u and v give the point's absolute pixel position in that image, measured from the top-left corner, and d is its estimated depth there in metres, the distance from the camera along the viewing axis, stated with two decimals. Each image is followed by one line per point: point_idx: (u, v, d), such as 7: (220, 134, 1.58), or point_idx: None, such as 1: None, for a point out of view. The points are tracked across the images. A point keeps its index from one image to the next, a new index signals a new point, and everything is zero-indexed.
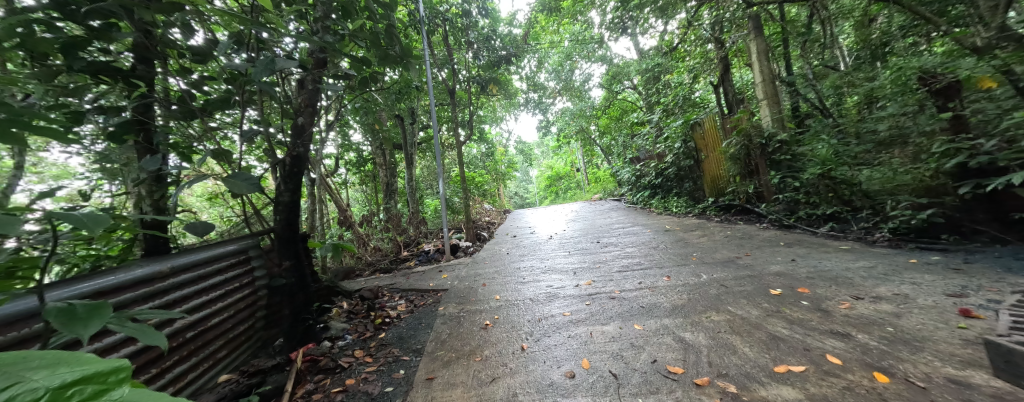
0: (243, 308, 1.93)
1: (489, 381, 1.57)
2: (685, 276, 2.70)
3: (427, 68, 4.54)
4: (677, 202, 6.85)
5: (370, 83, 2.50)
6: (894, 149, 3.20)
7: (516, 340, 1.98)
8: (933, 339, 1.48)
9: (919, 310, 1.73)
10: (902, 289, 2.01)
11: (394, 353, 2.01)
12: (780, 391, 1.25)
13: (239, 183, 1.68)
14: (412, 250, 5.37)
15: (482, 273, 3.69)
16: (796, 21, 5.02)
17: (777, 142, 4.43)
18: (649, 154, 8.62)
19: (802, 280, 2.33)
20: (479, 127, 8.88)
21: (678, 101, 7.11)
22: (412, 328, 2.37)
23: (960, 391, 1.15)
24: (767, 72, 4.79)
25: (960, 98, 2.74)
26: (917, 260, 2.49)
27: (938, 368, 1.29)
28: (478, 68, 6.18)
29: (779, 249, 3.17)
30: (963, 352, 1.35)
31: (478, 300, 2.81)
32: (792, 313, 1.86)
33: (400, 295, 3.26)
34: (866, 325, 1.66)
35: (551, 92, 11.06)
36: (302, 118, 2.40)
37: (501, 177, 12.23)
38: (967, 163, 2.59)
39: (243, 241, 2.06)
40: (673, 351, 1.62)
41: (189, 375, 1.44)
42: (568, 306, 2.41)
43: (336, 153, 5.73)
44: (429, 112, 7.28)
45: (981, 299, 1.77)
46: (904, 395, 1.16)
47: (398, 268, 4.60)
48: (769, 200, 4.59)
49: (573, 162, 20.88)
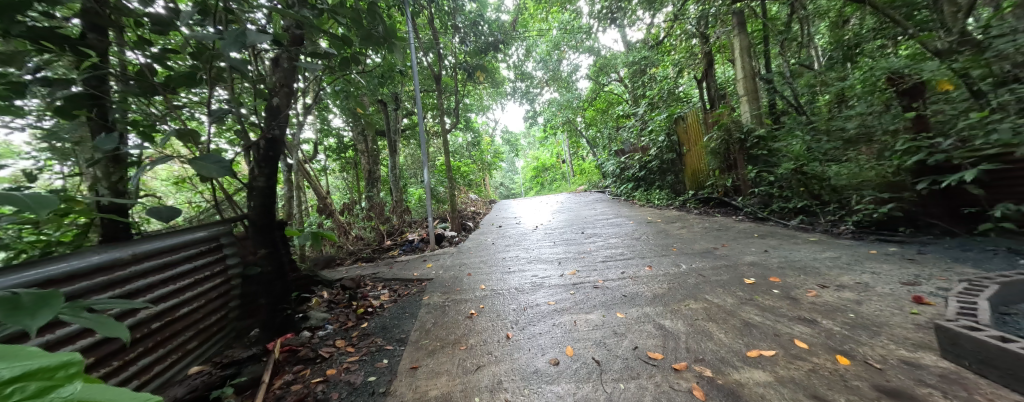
0: (216, 298, 1.84)
1: (473, 370, 1.57)
2: (666, 266, 2.80)
3: (413, 51, 4.39)
4: (658, 194, 7.09)
5: (351, 65, 2.36)
6: (860, 146, 3.35)
7: (501, 328, 1.99)
8: (889, 324, 1.59)
9: (878, 297, 1.86)
10: (863, 277, 2.15)
11: (376, 342, 1.99)
12: (752, 375, 1.32)
13: (208, 167, 1.56)
14: (395, 239, 5.29)
15: (467, 263, 3.69)
16: (777, 19, 5.16)
17: (755, 138, 4.60)
18: (633, 147, 8.79)
19: (773, 269, 2.46)
20: (465, 115, 8.76)
21: (663, 95, 7.22)
22: (396, 318, 2.35)
23: (912, 372, 1.25)
24: (748, 69, 4.90)
25: (924, 98, 2.93)
26: (876, 251, 2.67)
27: (892, 350, 1.39)
28: (465, 55, 6.05)
29: (752, 241, 3.32)
30: (915, 336, 1.47)
31: (463, 289, 2.81)
32: (764, 301, 1.96)
33: (383, 284, 3.24)
34: (830, 311, 1.76)
35: (539, 82, 10.93)
36: (277, 99, 2.27)
37: (487, 167, 12.15)
38: (925, 161, 2.77)
39: (214, 228, 1.93)
40: (652, 338, 1.68)
41: (155, 367, 1.37)
42: (553, 295, 2.45)
43: (315, 138, 5.51)
44: (414, 98, 7.15)
45: (932, 287, 1.92)
46: (862, 376, 1.25)
47: (381, 257, 4.54)
48: (745, 193, 4.80)
49: (558, 154, 21.02)
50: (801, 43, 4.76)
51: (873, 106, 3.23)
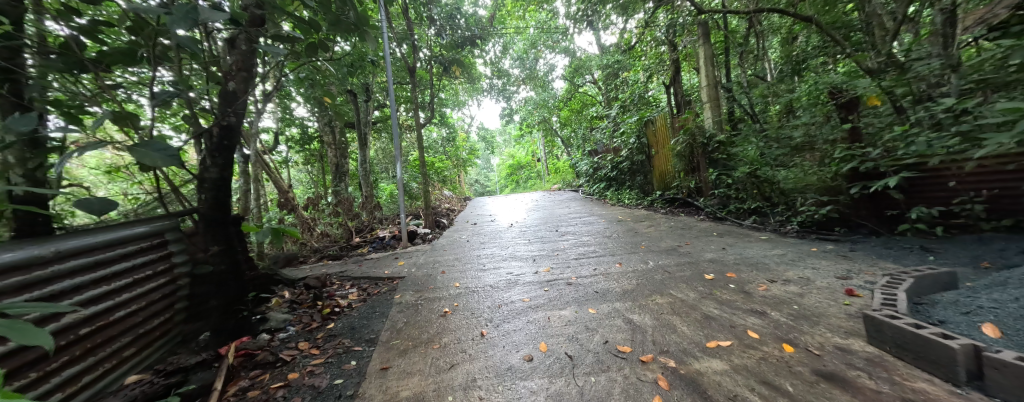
0: (159, 299, 1.67)
1: (447, 368, 1.56)
2: (635, 263, 2.93)
3: (386, 41, 4.23)
4: (629, 194, 7.39)
5: (319, 51, 2.23)
6: (805, 153, 3.69)
7: (475, 326, 1.99)
8: (826, 314, 1.77)
9: (818, 290, 2.06)
10: (806, 272, 2.38)
11: (343, 344, 1.91)
12: (710, 364, 1.42)
13: (151, 155, 1.40)
14: (365, 236, 5.10)
15: (441, 261, 3.63)
16: (736, 33, 5.54)
17: (716, 142, 4.95)
18: (605, 148, 9.06)
19: (730, 266, 2.65)
20: (440, 110, 8.58)
21: (634, 99, 7.49)
22: (365, 318, 2.27)
23: (844, 356, 1.40)
24: (711, 78, 5.26)
25: (858, 112, 3.26)
26: (817, 248, 2.96)
27: (829, 338, 1.55)
28: (441, 48, 5.92)
29: (712, 239, 3.55)
30: (847, 324, 1.65)
31: (436, 287, 2.77)
32: (722, 295, 2.11)
33: (351, 283, 3.13)
34: (778, 304, 1.93)
35: (515, 80, 10.94)
36: (233, 84, 2.11)
37: (462, 163, 12.00)
38: (858, 168, 3.08)
39: (156, 223, 1.74)
40: (621, 332, 1.76)
41: (83, 378, 1.21)
42: (527, 292, 2.48)
43: (275, 127, 5.15)
44: (386, 90, 6.89)
45: (861, 280, 2.16)
46: (804, 362, 1.39)
47: (349, 255, 4.36)
48: (707, 194, 5.14)
49: (534, 153, 21.18)
50: (757, 56, 5.15)
51: (816, 117, 3.60)
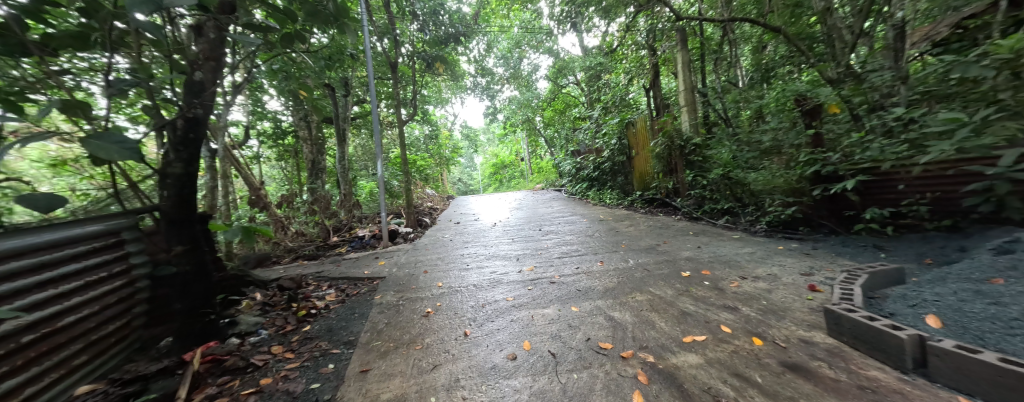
0: (115, 304, 1.55)
1: (429, 369, 1.54)
2: (616, 261, 3.00)
3: (366, 34, 4.12)
4: (610, 194, 7.56)
5: (295, 42, 2.15)
6: (772, 157, 3.88)
7: (459, 326, 1.98)
8: (791, 308, 1.89)
9: (784, 286, 2.19)
10: (773, 269, 2.52)
11: (320, 346, 1.84)
12: (686, 358, 1.48)
13: (105, 147, 1.30)
14: (343, 235, 4.94)
15: (423, 260, 3.57)
16: (711, 40, 5.79)
17: (693, 145, 5.14)
18: (588, 148, 9.21)
19: (705, 263, 2.76)
20: (423, 107, 8.45)
21: (615, 101, 7.66)
22: (344, 319, 2.21)
23: (807, 348, 1.50)
24: (688, 82, 5.42)
25: (820, 119, 3.41)
26: (783, 246, 3.14)
27: (794, 331, 1.65)
28: (423, 44, 5.82)
29: (688, 238, 3.69)
30: (809, 317, 1.77)
31: (419, 287, 2.73)
32: (697, 292, 2.20)
33: (328, 283, 3.03)
34: (748, 299, 2.04)
35: (499, 79, 10.94)
36: (200, 73, 1.97)
37: (445, 161, 11.85)
38: (820, 171, 3.28)
39: (112, 221, 1.61)
40: (603, 329, 1.80)
41: (27, 391, 1.09)
42: (511, 291, 2.49)
43: (246, 120, 4.89)
44: (366, 85, 6.71)
45: (822, 277, 2.31)
46: (771, 354, 1.47)
47: (326, 255, 4.21)
48: (683, 195, 5.33)
49: (517, 152, 21.24)
50: (730, 63, 5.41)
51: (783, 123, 3.79)
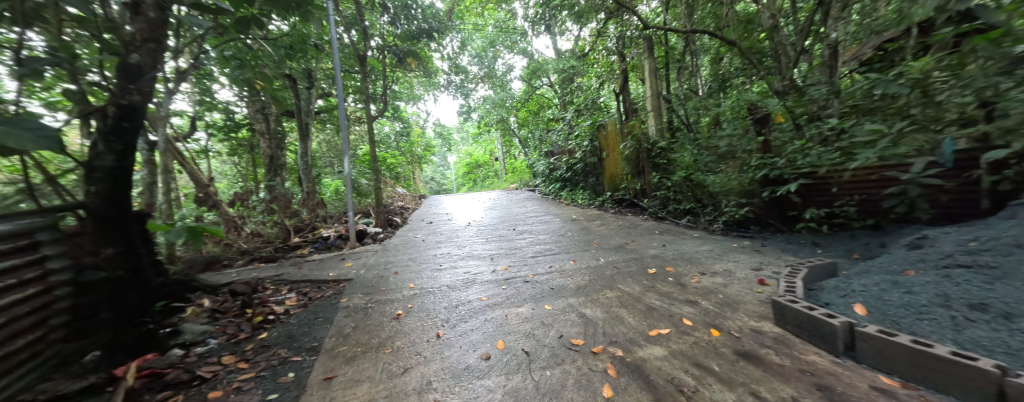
0: (24, 315, 1.20)
1: (400, 373, 1.49)
2: (587, 259, 3.09)
3: (332, 24, 3.91)
4: (582, 195, 7.76)
5: (252, 28, 2.00)
6: (728, 161, 4.21)
7: (431, 327, 1.94)
8: (744, 301, 2.05)
9: (738, 281, 2.37)
10: (729, 265, 2.72)
11: (279, 354, 1.72)
12: (652, 351, 1.55)
13: (15, 133, 1.13)
14: (305, 235, 4.66)
15: (393, 261, 3.46)
16: (675, 50, 6.13)
17: (659, 148, 5.41)
18: (561, 149, 9.39)
19: (669, 261, 2.92)
20: (394, 103, 8.18)
21: (587, 104, 7.87)
22: (306, 325, 2.08)
23: (757, 337, 1.63)
24: (655, 88, 5.72)
25: (769, 127, 3.76)
26: (737, 244, 3.40)
27: (746, 322, 1.79)
28: (395, 37, 5.64)
29: (654, 236, 3.88)
30: (759, 309, 1.93)
31: (389, 288, 2.64)
32: (662, 288, 2.32)
33: (289, 287, 2.85)
34: (707, 294, 2.18)
35: (473, 77, 10.85)
36: (136, 55, 1.75)
37: (417, 160, 11.55)
38: (769, 175, 3.59)
39: (24, 220, 1.27)
40: (576, 326, 1.84)
41: None
42: (485, 291, 2.48)
43: (192, 109, 4.46)
44: (331, 77, 6.37)
45: (770, 271, 2.53)
46: (727, 344, 1.59)
47: (286, 256, 3.95)
48: (650, 196, 5.60)
49: (491, 151, 21.17)
50: (692, 72, 5.76)
51: (737, 129, 4.11)
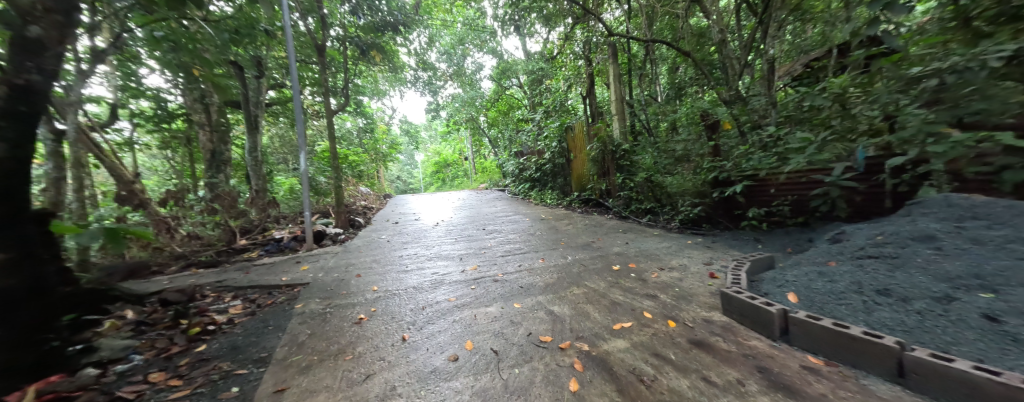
0: None
1: (362, 380, 1.41)
2: (556, 258, 3.15)
3: (286, 9, 3.61)
4: (550, 194, 7.91)
5: (189, 6, 1.79)
6: (683, 163, 4.52)
7: (396, 331, 1.86)
8: (697, 293, 2.20)
9: (692, 275, 2.55)
10: (685, 261, 2.91)
11: (220, 368, 1.56)
12: (616, 344, 1.62)
13: None
14: (254, 237, 4.27)
15: (355, 263, 3.28)
16: (637, 57, 6.46)
17: (622, 151, 5.66)
18: (530, 150, 9.50)
19: (632, 257, 3.07)
20: (356, 98, 7.77)
21: (555, 106, 8.04)
22: (253, 334, 1.91)
23: (708, 326, 1.77)
24: (620, 93, 5.94)
25: (718, 133, 4.08)
26: (691, 240, 3.66)
27: (698, 312, 1.93)
28: (357, 28, 5.35)
29: (618, 235, 4.06)
30: (710, 300, 2.09)
31: (350, 292, 2.50)
32: (625, 283, 2.43)
33: (234, 294, 2.60)
34: (665, 288, 2.33)
35: (441, 74, 10.63)
36: None
37: (382, 157, 11.07)
38: (718, 177, 3.92)
39: None
40: (544, 323, 1.87)
41: None
42: (453, 291, 2.44)
43: (114, 95, 3.91)
44: (285, 67, 5.90)
45: (720, 265, 2.75)
46: (682, 334, 1.70)
47: (231, 261, 3.60)
48: (614, 196, 5.84)
49: (461, 150, 20.89)
50: (652, 79, 6.10)
51: (692, 134, 4.44)
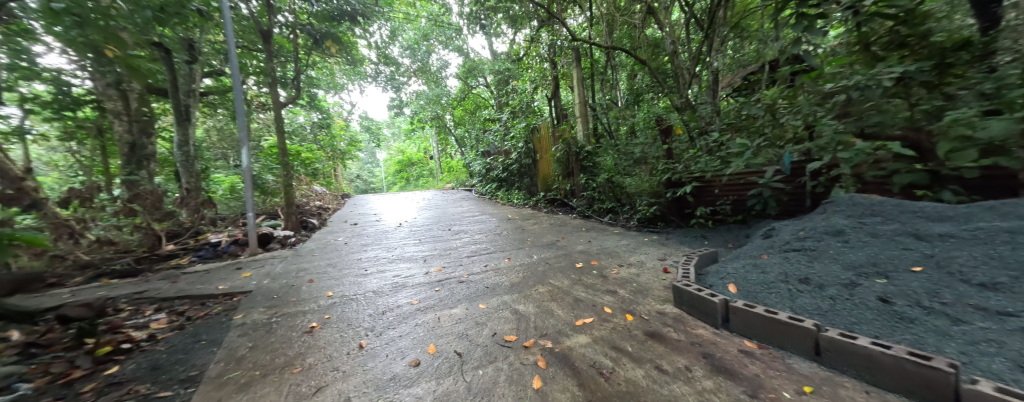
0: None
1: (312, 393, 1.31)
2: (521, 257, 3.18)
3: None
4: (517, 194, 7.96)
5: None
6: (641, 165, 4.78)
7: (352, 338, 1.76)
8: (653, 288, 2.34)
9: (649, 270, 2.71)
10: (642, 257, 3.08)
11: (138, 392, 1.34)
12: (578, 339, 1.67)
13: None
14: (186, 242, 3.80)
15: (307, 268, 3.05)
16: (599, 63, 6.71)
17: (586, 152, 5.86)
18: (497, 150, 9.50)
19: (594, 255, 3.18)
20: (309, 90, 7.22)
21: (522, 107, 8.12)
22: (182, 351, 1.69)
23: (662, 318, 1.88)
24: (583, 96, 6.12)
25: (671, 138, 4.29)
26: (648, 238, 3.89)
27: (653, 305, 2.05)
28: (310, 15, 4.97)
29: (582, 233, 4.20)
30: (664, 294, 2.23)
31: (300, 299, 2.31)
32: (587, 280, 2.52)
33: (158, 306, 2.29)
34: (624, 283, 2.44)
35: (405, 70, 10.25)
36: None
37: (340, 155, 10.43)
38: (671, 178, 4.20)
39: None
40: (508, 323, 1.88)
41: None
42: (416, 294, 2.36)
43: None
44: (224, 52, 5.32)
45: (673, 261, 2.95)
46: (639, 326, 1.79)
47: (156, 269, 3.16)
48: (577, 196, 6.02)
49: (426, 149, 20.30)
50: (613, 85, 6.39)
51: (648, 138, 4.72)
